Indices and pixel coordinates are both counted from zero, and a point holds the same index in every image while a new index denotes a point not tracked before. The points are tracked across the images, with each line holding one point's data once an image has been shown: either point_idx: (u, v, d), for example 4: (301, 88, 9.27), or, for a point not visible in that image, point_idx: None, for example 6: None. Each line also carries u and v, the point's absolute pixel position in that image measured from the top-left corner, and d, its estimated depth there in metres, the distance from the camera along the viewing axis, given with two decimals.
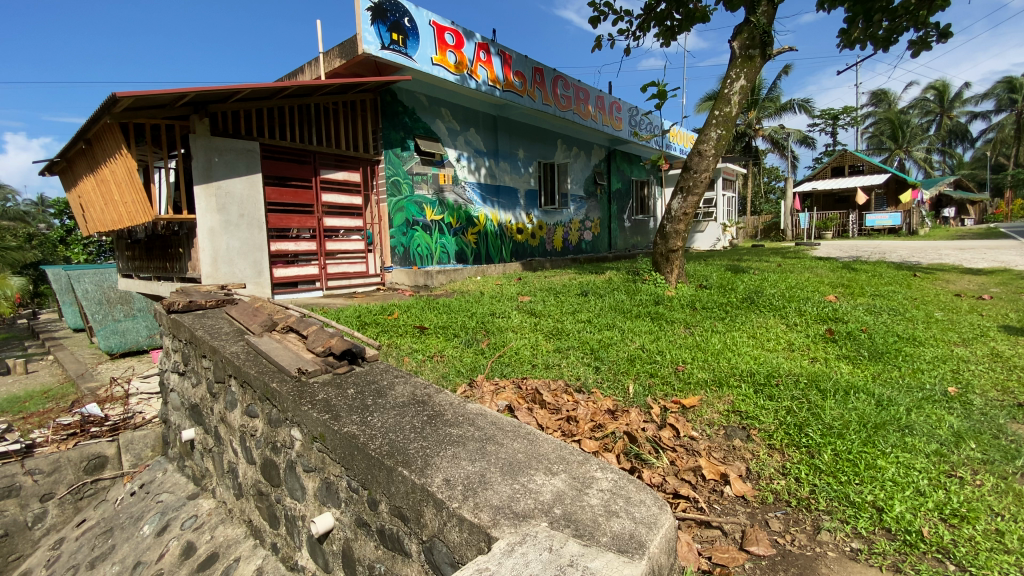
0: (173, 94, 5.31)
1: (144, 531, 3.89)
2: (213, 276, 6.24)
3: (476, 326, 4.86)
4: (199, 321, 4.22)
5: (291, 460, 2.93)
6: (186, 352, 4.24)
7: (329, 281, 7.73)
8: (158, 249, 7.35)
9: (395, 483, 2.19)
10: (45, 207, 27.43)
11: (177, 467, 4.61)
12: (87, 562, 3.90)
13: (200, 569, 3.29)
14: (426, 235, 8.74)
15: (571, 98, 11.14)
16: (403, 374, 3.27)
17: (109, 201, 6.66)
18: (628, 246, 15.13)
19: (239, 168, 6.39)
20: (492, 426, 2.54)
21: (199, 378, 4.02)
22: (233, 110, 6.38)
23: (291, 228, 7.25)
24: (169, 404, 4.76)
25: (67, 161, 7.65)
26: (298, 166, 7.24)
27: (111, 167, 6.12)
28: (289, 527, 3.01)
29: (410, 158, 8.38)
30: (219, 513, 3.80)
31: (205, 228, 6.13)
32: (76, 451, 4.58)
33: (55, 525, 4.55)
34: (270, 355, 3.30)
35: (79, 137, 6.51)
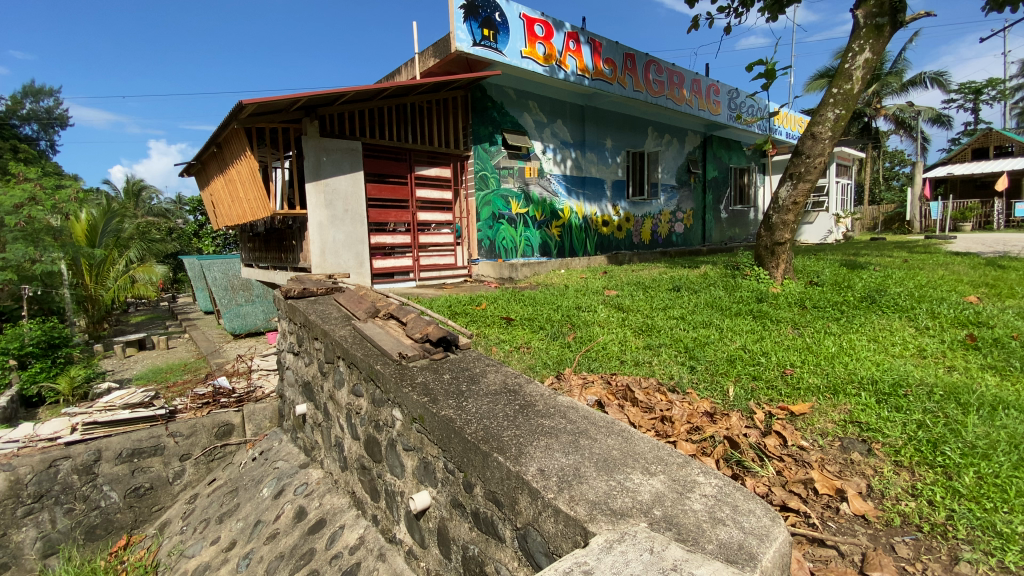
0: (289, 100, 5.81)
1: (263, 493, 4.36)
2: (322, 266, 6.80)
3: (562, 319, 4.83)
4: (313, 306, 4.60)
5: (392, 438, 3.11)
6: (300, 334, 4.64)
7: (421, 273, 8.08)
8: (275, 241, 8.16)
9: (491, 469, 2.24)
10: (181, 204, 31.41)
11: (290, 438, 5.08)
12: (217, 516, 4.43)
13: (311, 532, 3.61)
14: (512, 228, 8.82)
15: (664, 83, 10.65)
16: (495, 362, 3.34)
17: (235, 198, 7.48)
18: (723, 239, 14.23)
19: (344, 166, 6.87)
20: (585, 420, 2.51)
21: (312, 357, 4.39)
22: (339, 112, 6.86)
23: (388, 222, 7.66)
24: (285, 380, 5.24)
25: (202, 163, 8.68)
26: (395, 164, 7.62)
27: (237, 167, 6.87)
28: (388, 501, 3.20)
29: (498, 152, 8.43)
30: (327, 483, 4.11)
31: (316, 222, 6.68)
32: (210, 419, 5.26)
33: (192, 481, 5.22)
34: (374, 339, 3.53)
35: (212, 141, 7.35)
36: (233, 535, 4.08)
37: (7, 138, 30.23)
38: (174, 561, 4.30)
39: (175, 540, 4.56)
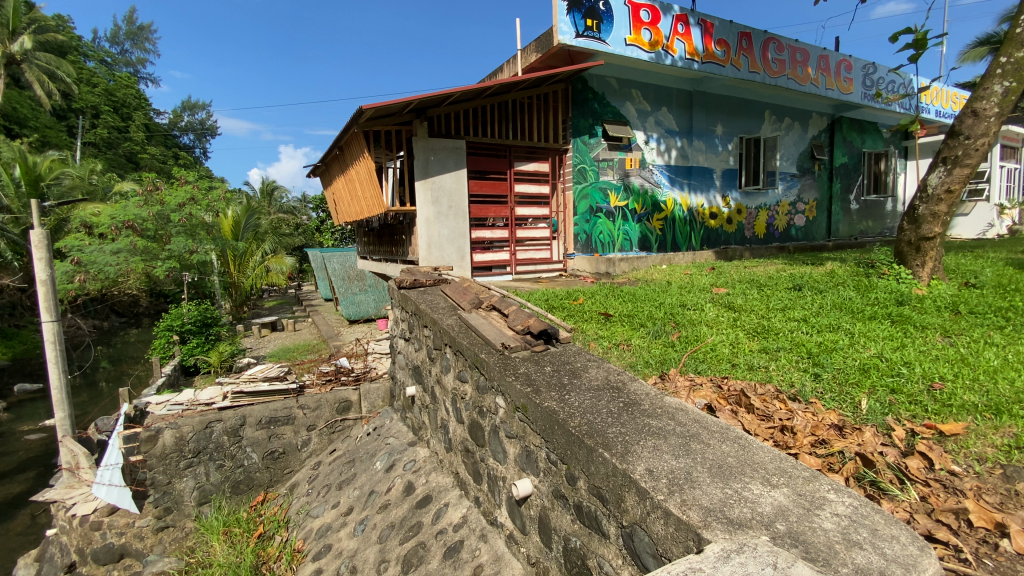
0: (402, 104, 6.23)
1: (377, 466, 4.76)
2: (428, 259, 7.24)
3: (664, 317, 4.66)
4: (422, 296, 4.90)
5: (495, 425, 3.23)
6: (411, 322, 4.97)
7: (518, 267, 8.21)
8: (387, 236, 8.83)
9: (596, 463, 2.24)
10: (306, 202, 34.97)
11: (400, 417, 5.48)
12: (337, 483, 4.92)
13: (419, 507, 3.88)
14: (610, 222, 8.65)
15: (785, 62, 9.75)
16: (597, 357, 3.32)
17: (354, 197, 8.20)
18: (850, 233, 12.73)
19: (449, 164, 7.24)
20: (696, 423, 2.41)
21: (421, 343, 4.69)
22: (446, 112, 7.21)
23: (487, 217, 7.89)
24: (396, 363, 5.65)
25: (325, 165, 9.61)
26: (497, 160, 7.82)
27: (356, 168, 7.51)
28: (491, 485, 3.33)
29: (597, 144, 8.33)
30: (432, 461, 4.37)
31: (423, 218, 7.15)
32: (332, 395, 5.91)
33: (316, 449, 5.84)
34: (479, 329, 3.68)
35: (335, 145, 8.11)
36: (351, 501, 4.50)
37: (173, 148, 35.84)
38: (301, 519, 4.84)
39: (302, 501, 5.10)
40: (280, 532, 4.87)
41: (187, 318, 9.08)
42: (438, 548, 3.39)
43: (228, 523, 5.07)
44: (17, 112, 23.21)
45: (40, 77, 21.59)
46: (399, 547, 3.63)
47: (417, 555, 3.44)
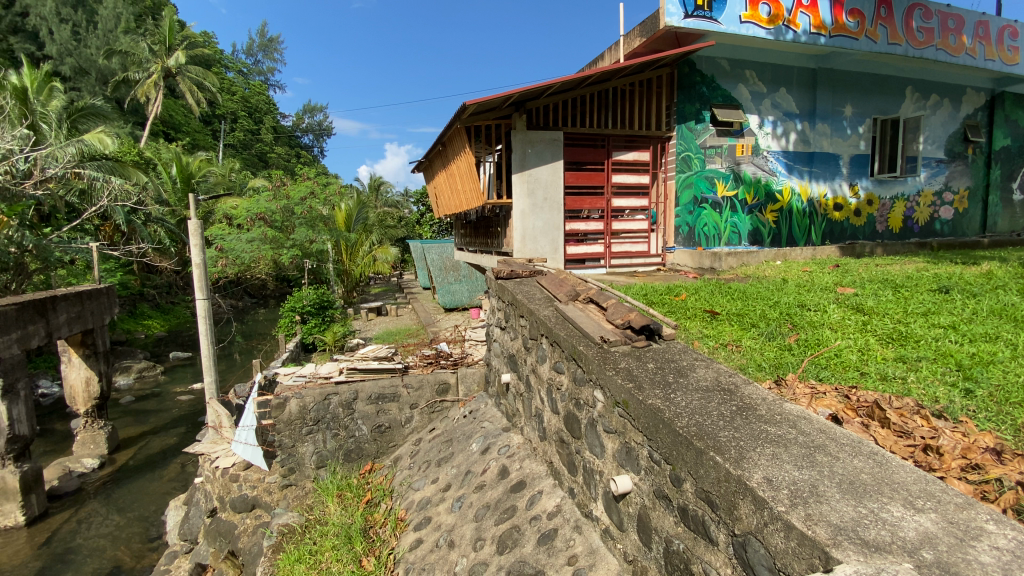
0: (503, 98, 6.39)
1: (473, 447, 4.96)
2: (522, 251, 7.39)
3: (779, 318, 4.32)
4: (519, 286, 4.98)
5: (593, 418, 3.22)
6: (508, 311, 5.09)
7: (613, 260, 8.01)
8: (483, 228, 9.11)
9: (706, 467, 2.15)
10: (408, 196, 37.21)
11: (494, 402, 5.66)
12: (436, 460, 5.21)
13: (513, 491, 3.98)
14: (715, 213, 8.22)
15: (933, 31, 8.49)
16: (704, 357, 3.18)
17: (454, 190, 8.58)
18: (1013, 228, 10.81)
19: (546, 156, 7.30)
20: (821, 434, 2.22)
21: (517, 333, 4.79)
22: (545, 104, 7.25)
23: (583, 209, 7.78)
24: (492, 350, 5.82)
25: (428, 161, 10.14)
26: (595, 151, 7.69)
27: (457, 163, 7.88)
28: (587, 478, 3.33)
29: (704, 131, 7.91)
30: (526, 448, 4.45)
31: (519, 211, 7.31)
32: (433, 376, 6.24)
33: (418, 427, 6.24)
34: (577, 321, 3.66)
35: (438, 142, 8.53)
36: (449, 479, 4.74)
37: (295, 148, 39.84)
38: (403, 490, 5.18)
39: (405, 473, 5.46)
40: (385, 499, 5.26)
41: (307, 301, 10.12)
42: (532, 533, 3.46)
43: (341, 487, 5.51)
44: (174, 119, 27.08)
45: (192, 87, 24.94)
46: (494, 527, 3.75)
47: (512, 537, 3.53)
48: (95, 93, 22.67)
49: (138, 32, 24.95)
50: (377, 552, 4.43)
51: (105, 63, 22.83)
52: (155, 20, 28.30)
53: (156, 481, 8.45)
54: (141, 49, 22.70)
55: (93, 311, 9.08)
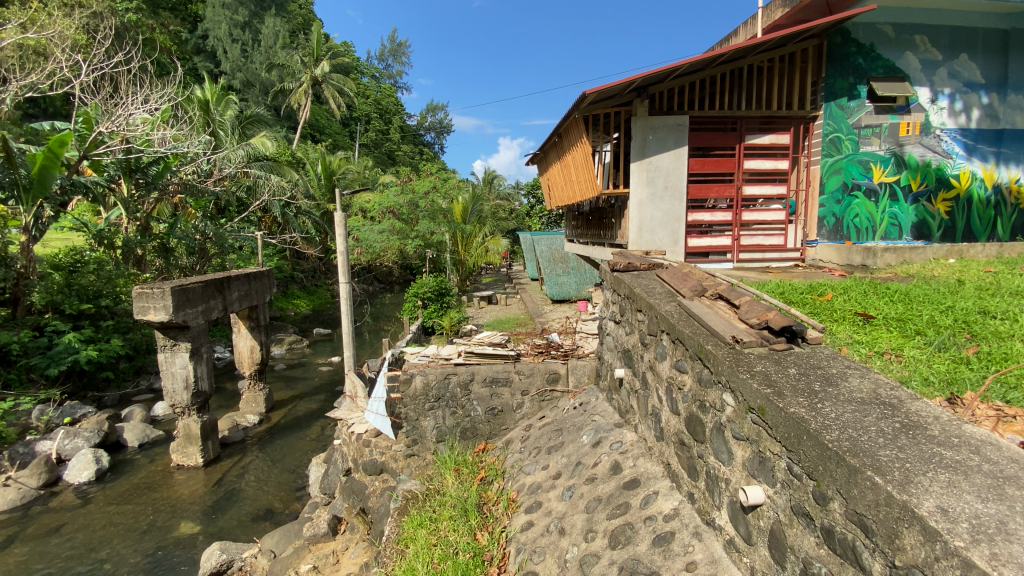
0: (623, 84, 6.24)
1: (584, 439, 4.95)
2: (638, 243, 7.14)
3: (954, 325, 3.68)
4: (637, 280, 4.83)
5: (720, 423, 3.04)
6: (624, 305, 4.97)
7: (741, 254, 7.41)
8: (597, 219, 8.98)
9: (861, 486, 1.92)
10: (520, 189, 38.05)
11: (606, 397, 5.59)
12: (547, 447, 5.28)
13: (626, 487, 3.88)
14: (869, 203, 7.22)
15: None
16: (858, 365, 2.82)
17: (568, 181, 8.57)
18: None
19: (668, 143, 6.92)
20: (1016, 465, 1.87)
21: (633, 327, 4.67)
22: (669, 88, 6.92)
23: (708, 198, 7.30)
24: (605, 344, 5.75)
25: (543, 153, 10.25)
26: (724, 135, 7.14)
27: (573, 153, 7.86)
28: (709, 484, 3.15)
29: (859, 108, 6.98)
30: (640, 447, 4.32)
31: (636, 200, 7.05)
32: (544, 365, 6.36)
33: (528, 413, 6.40)
34: (704, 318, 3.45)
35: (554, 133, 8.57)
36: (560, 467, 4.78)
37: (419, 144, 42.74)
38: (515, 473, 5.34)
39: (516, 457, 5.62)
40: (498, 479, 5.46)
41: (427, 288, 10.86)
42: (647, 533, 3.36)
43: (458, 462, 5.85)
44: (319, 123, 30.58)
45: (334, 93, 27.85)
46: (606, 521, 3.70)
47: (625, 534, 3.45)
48: (259, 103, 26.33)
49: (292, 46, 28.41)
50: (490, 528, 4.62)
51: (267, 76, 26.36)
52: (306, 34, 32.01)
53: (301, 439, 9.71)
54: (295, 62, 25.83)
55: (257, 290, 10.66)
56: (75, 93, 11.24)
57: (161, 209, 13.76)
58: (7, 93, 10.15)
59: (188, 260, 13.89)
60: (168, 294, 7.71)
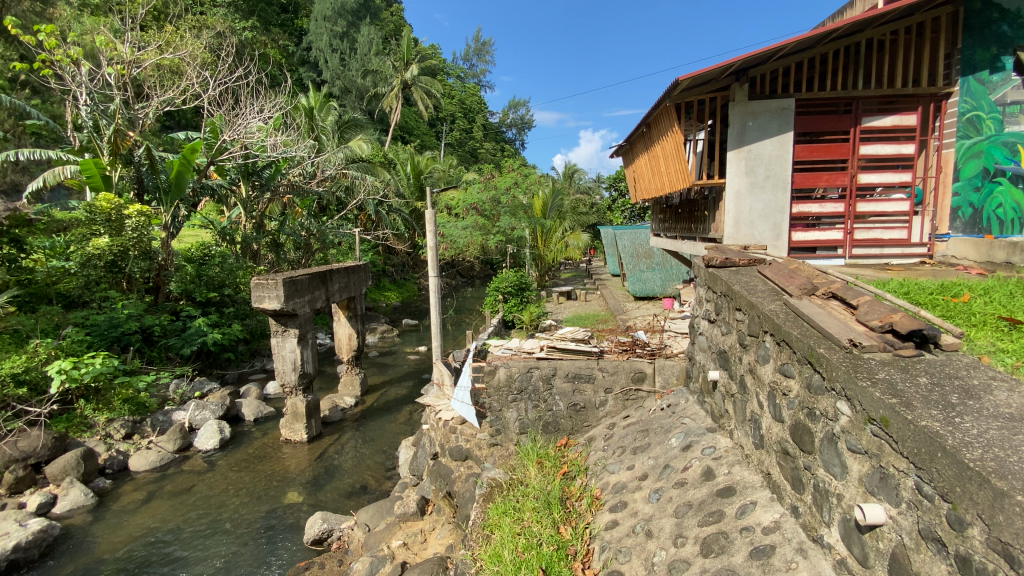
0: (720, 69, 5.92)
1: (672, 442, 4.78)
2: (735, 237, 6.78)
3: None
4: (735, 276, 4.56)
5: (833, 433, 2.79)
6: (719, 303, 4.72)
7: (854, 249, 6.78)
8: (687, 212, 8.61)
9: (1008, 512, 1.71)
10: (601, 183, 37.37)
11: (697, 400, 5.36)
12: (632, 448, 5.16)
13: (720, 495, 3.69)
14: (1017, 190, 6.18)
15: None
16: (1006, 377, 2.48)
17: (657, 173, 8.29)
18: None
19: (771, 129, 6.47)
20: None
21: (730, 327, 4.43)
22: (772, 70, 6.46)
23: (817, 188, 6.71)
24: (696, 344, 5.50)
25: (629, 144, 9.98)
26: (836, 118, 6.53)
27: (663, 143, 7.61)
28: (817, 498, 2.92)
29: (1004, 82, 5.99)
30: (736, 454, 4.09)
31: (733, 191, 6.68)
32: (629, 364, 6.23)
33: (611, 411, 6.31)
34: (816, 319, 3.17)
35: (642, 123, 8.31)
36: (646, 468, 4.65)
37: (501, 141, 43.49)
38: (598, 470, 5.28)
39: (599, 455, 5.55)
40: (581, 476, 5.42)
41: (508, 283, 11.09)
42: (743, 544, 3.17)
43: (541, 455, 5.90)
44: (408, 125, 32.18)
45: (422, 95, 29.07)
46: (697, 528, 3.54)
47: (718, 543, 3.30)
48: (355, 108, 28.17)
49: (385, 52, 30.02)
50: (573, 523, 4.61)
51: (362, 82, 28.13)
52: (397, 40, 33.70)
53: (391, 423, 10.33)
54: (387, 67, 27.31)
55: (354, 282, 11.47)
56: (204, 106, 12.73)
57: (273, 209, 15.24)
58: (150, 109, 11.70)
59: (295, 254, 15.26)
60: (279, 285, 8.53)
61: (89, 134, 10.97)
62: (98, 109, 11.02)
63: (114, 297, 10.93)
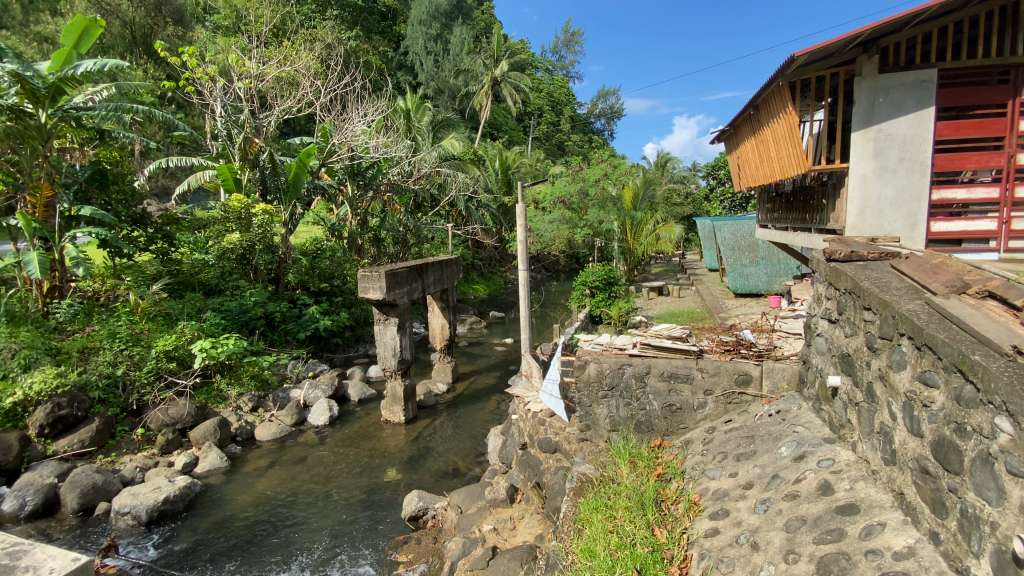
0: (845, 41, 5.32)
1: (782, 451, 4.43)
2: (858, 228, 6.08)
3: None
4: (864, 272, 4.10)
5: (988, 453, 2.43)
6: (843, 302, 4.28)
7: (1011, 242, 5.80)
8: (801, 201, 7.88)
9: None
10: (697, 172, 35.46)
11: (812, 408, 4.92)
12: (734, 454, 4.86)
13: (840, 512, 3.37)
14: None
15: None
16: None
17: (766, 159, 7.68)
18: None
19: (907, 105, 5.71)
20: None
21: (856, 329, 4.00)
22: (909, 38, 5.70)
23: (964, 170, 5.82)
24: (813, 346, 5.04)
25: (734, 128, 9.32)
26: (989, 90, 5.67)
27: (775, 126, 7.02)
28: (964, 526, 2.56)
29: None
30: (860, 469, 3.70)
31: (859, 175, 5.98)
32: (733, 365, 5.88)
33: (711, 415, 5.99)
34: (968, 321, 2.77)
35: (749, 105, 7.72)
36: (751, 477, 4.36)
37: (589, 133, 42.88)
38: (696, 475, 5.01)
39: (697, 459, 5.28)
40: (677, 479, 5.20)
41: (596, 277, 10.93)
42: (868, 567, 2.87)
43: (633, 454, 5.74)
44: (497, 120, 32.75)
45: (512, 91, 29.41)
46: (812, 546, 3.26)
47: (838, 563, 3.01)
48: (447, 107, 29.25)
49: (476, 50, 30.73)
50: (669, 527, 4.45)
51: (454, 82, 29.09)
52: (488, 38, 34.38)
53: (481, 410, 10.67)
54: (478, 65, 28.01)
55: (448, 275, 11.97)
56: (317, 113, 13.92)
57: (375, 206, 16.33)
58: (273, 118, 13.03)
59: (394, 249, 16.24)
60: (382, 277, 9.13)
61: (224, 142, 12.48)
62: (231, 121, 12.50)
63: (244, 286, 12.38)
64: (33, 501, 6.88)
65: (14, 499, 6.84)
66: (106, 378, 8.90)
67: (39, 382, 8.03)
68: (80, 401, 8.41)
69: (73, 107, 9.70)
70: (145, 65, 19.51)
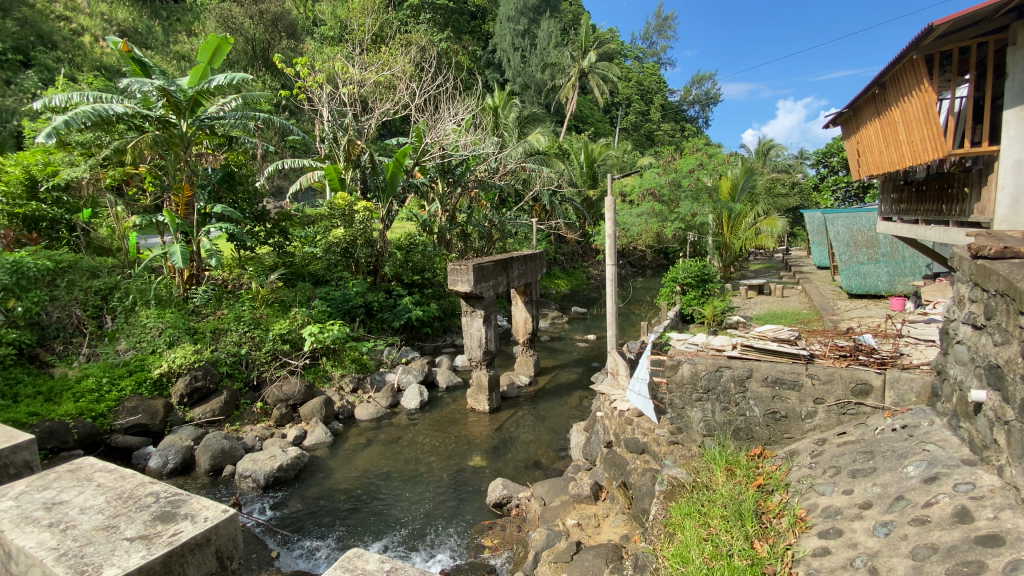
0: (999, 5, 4.59)
1: (908, 470, 3.97)
2: (1009, 220, 5.28)
3: None
4: (1020, 271, 3.54)
5: None
6: (993, 305, 3.72)
7: None
8: (936, 190, 6.95)
9: None
10: (805, 160, 32.41)
11: (948, 425, 4.35)
12: (849, 470, 4.44)
13: (982, 544, 2.99)
14: None
15: None
16: None
17: (894, 143, 6.83)
18: None
19: None
20: None
21: (1009, 336, 3.47)
22: None
23: None
24: (951, 355, 4.45)
25: (854, 110, 8.38)
26: None
27: (906, 106, 6.23)
28: None
29: None
30: (1007, 496, 3.24)
31: (1011, 159, 5.18)
32: (849, 372, 5.38)
33: (822, 425, 5.52)
34: None
35: (874, 83, 6.90)
36: (869, 497, 3.96)
37: (680, 122, 40.79)
38: (802, 488, 4.62)
39: (804, 472, 4.87)
40: (779, 491, 4.84)
41: (688, 273, 10.52)
42: None
43: (730, 462, 5.45)
44: (582, 113, 32.28)
45: (599, 82, 28.77)
46: None
47: None
48: (533, 101, 29.35)
49: (563, 43, 30.43)
50: (771, 541, 4.16)
51: (541, 76, 29.04)
52: (575, 30, 33.91)
53: (564, 405, 10.69)
54: (566, 58, 27.77)
55: (533, 269, 12.12)
56: (411, 113, 14.62)
57: (462, 202, 16.90)
58: (372, 120, 13.92)
59: (479, 243, 16.73)
60: (470, 270, 9.44)
61: (330, 144, 13.59)
62: (336, 125, 13.56)
63: (346, 278, 13.45)
64: (174, 460, 8.02)
65: (159, 457, 8.00)
66: (232, 356, 10.15)
67: (180, 357, 9.37)
68: (212, 374, 9.58)
69: (207, 118, 10.97)
70: (263, 77, 21.72)
